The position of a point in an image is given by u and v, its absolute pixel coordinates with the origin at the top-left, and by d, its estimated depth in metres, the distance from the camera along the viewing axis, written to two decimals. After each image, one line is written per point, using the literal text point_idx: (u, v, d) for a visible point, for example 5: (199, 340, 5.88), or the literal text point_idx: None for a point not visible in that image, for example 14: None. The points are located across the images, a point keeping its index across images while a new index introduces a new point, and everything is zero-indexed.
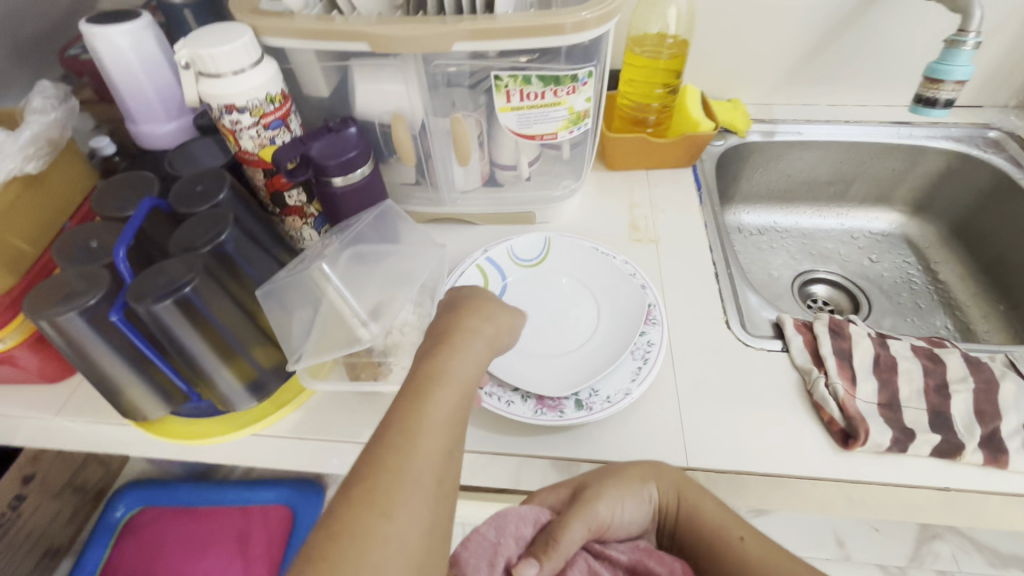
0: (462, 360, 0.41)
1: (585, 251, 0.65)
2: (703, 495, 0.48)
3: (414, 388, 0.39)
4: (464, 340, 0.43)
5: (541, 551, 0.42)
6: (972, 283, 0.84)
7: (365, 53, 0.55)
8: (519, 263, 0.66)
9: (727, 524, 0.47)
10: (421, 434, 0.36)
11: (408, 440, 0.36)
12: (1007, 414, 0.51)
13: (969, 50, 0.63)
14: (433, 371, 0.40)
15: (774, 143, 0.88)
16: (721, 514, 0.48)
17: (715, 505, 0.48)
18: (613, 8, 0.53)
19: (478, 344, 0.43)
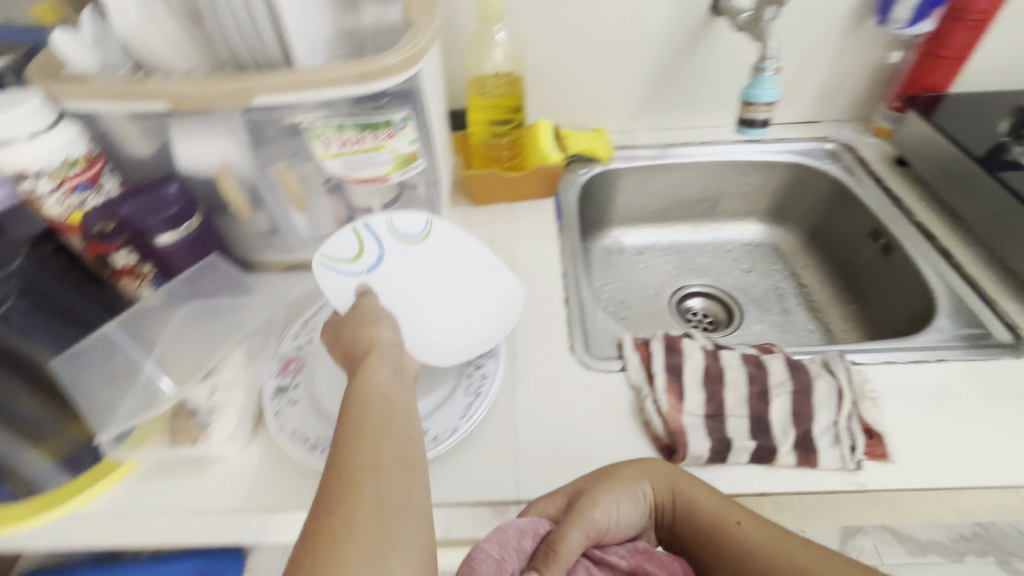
0: (383, 369, 0.43)
1: (468, 240, 0.64)
2: (695, 488, 0.48)
3: (349, 413, 0.40)
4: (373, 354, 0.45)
5: (542, 564, 0.41)
6: (830, 286, 0.89)
7: (175, 112, 0.55)
8: (400, 238, 0.60)
9: (726, 515, 0.47)
10: (361, 455, 0.37)
11: (360, 461, 0.36)
12: (819, 414, 0.53)
13: (770, 75, 0.68)
14: (359, 393, 0.41)
15: (637, 167, 0.92)
16: (718, 505, 0.47)
17: (707, 495, 0.48)
18: (418, 51, 0.56)
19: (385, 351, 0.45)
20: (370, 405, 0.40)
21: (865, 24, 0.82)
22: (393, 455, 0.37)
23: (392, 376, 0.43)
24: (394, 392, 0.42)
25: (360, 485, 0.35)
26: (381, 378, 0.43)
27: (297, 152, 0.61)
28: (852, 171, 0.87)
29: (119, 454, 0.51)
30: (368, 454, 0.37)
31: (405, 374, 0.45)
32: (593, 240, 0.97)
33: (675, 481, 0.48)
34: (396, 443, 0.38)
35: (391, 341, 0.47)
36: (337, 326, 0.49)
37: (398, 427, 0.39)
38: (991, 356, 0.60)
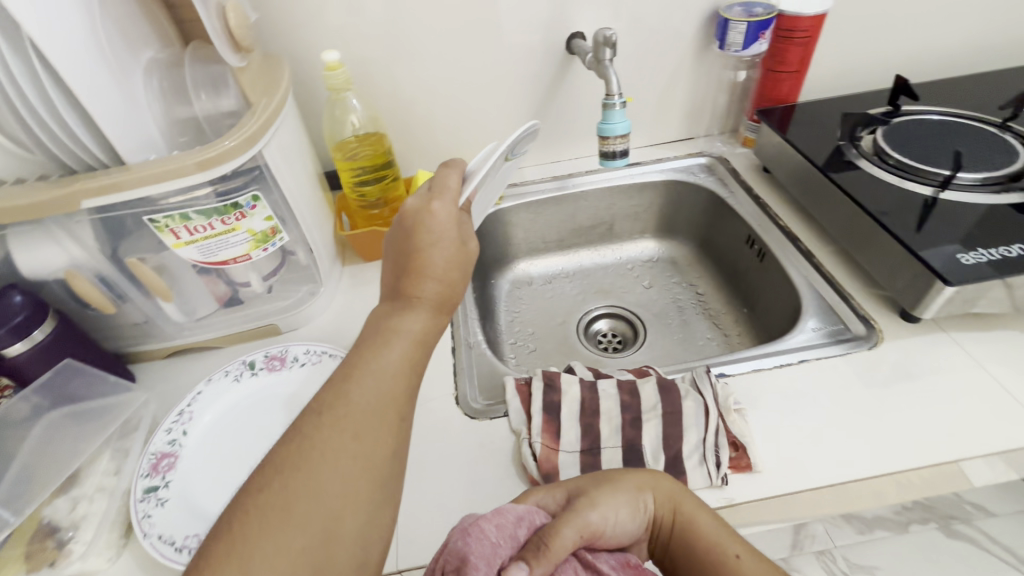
0: (421, 311, 0.45)
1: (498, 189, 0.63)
2: (690, 501, 0.48)
3: (373, 336, 0.43)
4: (393, 335, 0.43)
5: (532, 555, 0.40)
6: (723, 292, 0.93)
7: (8, 225, 0.53)
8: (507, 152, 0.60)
9: (720, 542, 0.46)
10: (366, 387, 0.40)
11: (323, 438, 0.38)
12: (688, 433, 0.55)
13: (619, 109, 0.72)
14: (391, 322, 0.44)
15: (527, 203, 0.94)
16: (716, 534, 0.46)
17: (705, 515, 0.47)
18: (257, 132, 0.57)
19: (415, 340, 0.44)
20: (391, 343, 0.43)
21: (711, 48, 0.87)
22: (395, 395, 0.41)
23: (421, 318, 0.45)
24: (420, 337, 0.44)
25: (355, 405, 0.39)
26: (412, 318, 0.45)
27: (150, 244, 0.60)
28: (725, 183, 0.91)
29: None
30: (372, 384, 0.41)
31: (440, 320, 0.46)
32: (498, 276, 0.99)
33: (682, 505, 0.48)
34: (396, 394, 0.41)
35: (453, 274, 0.48)
36: (401, 227, 0.49)
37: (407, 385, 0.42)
38: (850, 350, 0.63)
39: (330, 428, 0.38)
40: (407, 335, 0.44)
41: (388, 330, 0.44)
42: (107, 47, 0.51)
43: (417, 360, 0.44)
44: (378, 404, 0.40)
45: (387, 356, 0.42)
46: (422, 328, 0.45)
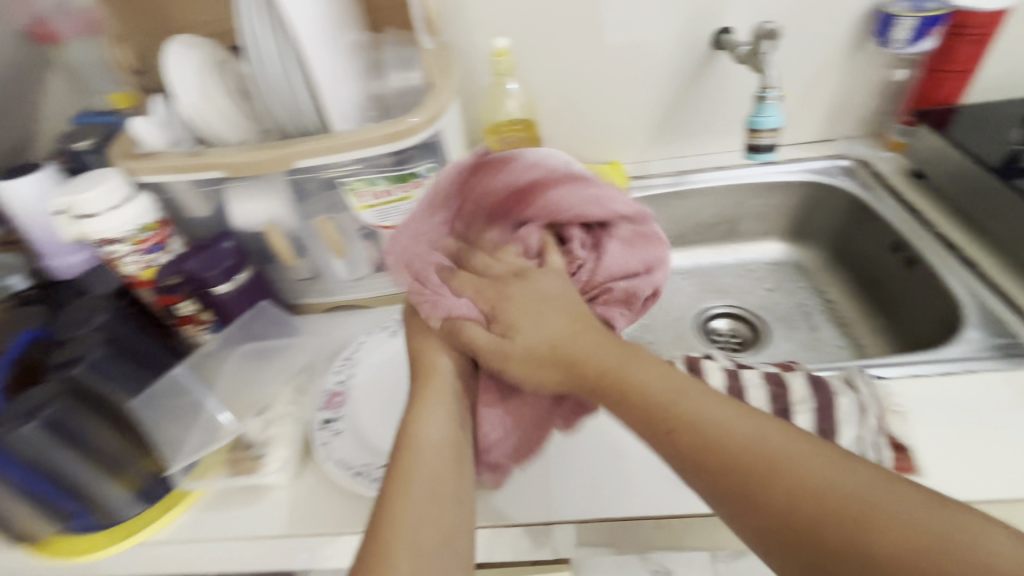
0: (440, 408, 0.50)
1: None
2: (689, 400, 0.41)
3: (403, 440, 0.48)
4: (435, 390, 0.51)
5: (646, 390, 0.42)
6: (858, 300, 0.89)
7: (232, 177, 0.63)
8: None
9: (755, 436, 0.37)
10: (417, 472, 0.45)
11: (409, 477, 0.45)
12: (844, 429, 0.53)
13: (772, 103, 0.72)
14: (413, 420, 0.49)
15: (653, 196, 0.96)
16: (744, 429, 0.38)
17: (714, 405, 0.40)
18: (439, 110, 0.62)
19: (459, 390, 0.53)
20: (423, 447, 0.47)
21: (865, 47, 0.83)
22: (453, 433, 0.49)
23: (446, 420, 0.50)
24: (444, 441, 0.48)
25: (424, 445, 0.47)
26: (434, 422, 0.49)
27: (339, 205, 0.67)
28: (870, 187, 0.87)
29: (188, 484, 0.58)
30: (421, 467, 0.45)
31: (459, 420, 0.50)
32: None
33: (602, 366, 0.45)
34: (446, 480, 0.46)
35: (452, 372, 0.53)
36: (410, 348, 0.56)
37: (452, 469, 0.47)
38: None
39: (399, 495, 0.43)
40: (450, 383, 0.53)
41: (412, 438, 0.47)
42: (330, 25, 0.57)
43: (455, 455, 0.48)
44: (444, 439, 0.48)
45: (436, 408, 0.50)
46: (458, 372, 0.54)
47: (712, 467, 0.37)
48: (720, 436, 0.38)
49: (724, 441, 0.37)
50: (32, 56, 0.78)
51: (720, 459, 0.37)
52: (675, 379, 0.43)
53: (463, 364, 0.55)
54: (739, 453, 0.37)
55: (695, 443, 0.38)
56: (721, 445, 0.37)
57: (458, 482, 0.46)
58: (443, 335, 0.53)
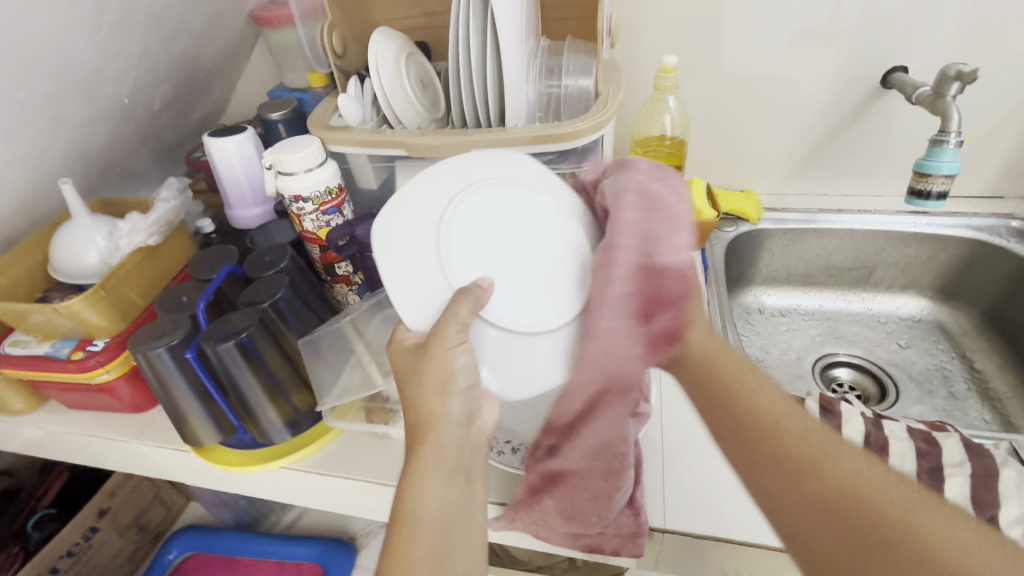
0: (439, 473, 0.44)
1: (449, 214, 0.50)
2: (795, 423, 0.41)
3: (397, 515, 0.43)
4: (444, 446, 0.45)
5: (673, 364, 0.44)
6: (1012, 374, 0.81)
7: (404, 157, 0.68)
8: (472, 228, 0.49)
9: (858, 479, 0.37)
10: (424, 542, 0.41)
11: (404, 557, 0.41)
12: (1008, 503, 0.49)
13: (952, 148, 0.68)
14: (412, 478, 0.44)
15: (787, 229, 0.93)
16: (854, 470, 0.38)
17: (826, 443, 0.40)
18: (606, 118, 0.63)
19: (467, 431, 0.46)
20: (427, 521, 0.42)
21: None
22: (455, 505, 0.44)
23: (451, 484, 0.44)
24: (445, 506, 0.43)
25: (428, 517, 0.42)
26: (434, 485, 0.43)
27: None
28: None
29: (331, 421, 0.64)
30: (427, 540, 0.41)
31: (461, 477, 0.45)
32: (734, 294, 0.97)
33: (724, 374, 0.45)
34: (444, 544, 0.42)
35: (456, 418, 0.46)
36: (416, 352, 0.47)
37: (446, 532, 0.42)
38: None
39: (410, 565, 0.40)
40: (454, 431, 0.46)
41: (408, 514, 0.42)
42: (525, 30, 0.63)
43: (463, 522, 0.43)
44: (448, 502, 0.43)
45: (434, 479, 0.44)
46: (467, 410, 0.46)
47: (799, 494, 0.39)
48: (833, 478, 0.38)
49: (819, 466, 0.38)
50: (252, 36, 0.92)
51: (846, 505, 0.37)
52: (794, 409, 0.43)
53: (468, 410, 0.47)
54: (858, 506, 0.36)
55: (811, 479, 0.38)
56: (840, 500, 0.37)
57: (463, 548, 0.43)
58: (456, 375, 0.46)
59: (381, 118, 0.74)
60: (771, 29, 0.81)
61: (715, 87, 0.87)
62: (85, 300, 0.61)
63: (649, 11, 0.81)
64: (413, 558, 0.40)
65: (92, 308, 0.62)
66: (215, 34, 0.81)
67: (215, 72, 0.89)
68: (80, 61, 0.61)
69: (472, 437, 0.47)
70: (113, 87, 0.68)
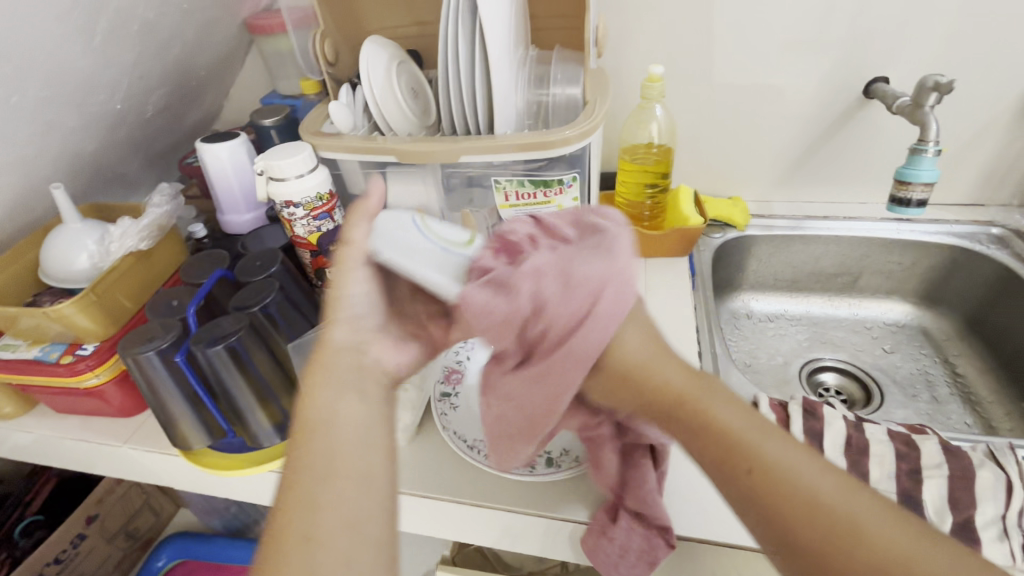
0: (331, 386, 0.43)
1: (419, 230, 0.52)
2: (771, 446, 0.37)
3: (297, 429, 0.41)
4: (342, 362, 0.45)
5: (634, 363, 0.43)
6: (993, 378, 0.82)
7: (394, 163, 0.69)
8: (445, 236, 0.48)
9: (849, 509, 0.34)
10: (315, 452, 0.40)
11: (304, 468, 0.39)
12: (984, 504, 0.50)
13: (931, 157, 0.69)
14: (307, 394, 0.43)
15: (773, 236, 0.94)
16: (844, 501, 0.35)
17: (798, 458, 0.37)
18: (593, 126, 0.64)
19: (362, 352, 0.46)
20: (318, 431, 0.41)
21: None
22: (354, 416, 0.42)
23: (344, 395, 0.43)
24: (344, 414, 0.42)
25: (324, 424, 0.41)
26: (326, 397, 0.42)
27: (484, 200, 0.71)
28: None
29: None
30: (318, 449, 0.40)
31: (358, 390, 0.44)
32: (723, 300, 0.99)
33: (721, 429, 0.38)
34: (345, 450, 0.40)
35: (346, 344, 0.46)
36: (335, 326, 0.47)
37: (348, 444, 0.40)
38: None
39: (303, 479, 0.39)
40: (352, 355, 0.45)
41: (306, 426, 0.41)
42: (514, 40, 0.64)
43: (362, 431, 0.41)
44: (348, 415, 0.42)
45: (334, 395, 0.43)
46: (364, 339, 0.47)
47: (789, 521, 0.35)
48: (814, 513, 0.35)
49: (829, 519, 0.34)
50: (246, 43, 0.93)
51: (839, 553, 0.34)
52: (757, 423, 0.39)
53: (358, 336, 0.47)
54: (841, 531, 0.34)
55: (793, 515, 0.35)
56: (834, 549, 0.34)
57: (363, 455, 0.40)
58: (344, 302, 0.46)
59: (372, 124, 0.75)
60: (756, 40, 0.83)
61: (702, 96, 0.89)
62: (75, 305, 0.61)
63: (637, 22, 0.83)
64: (312, 468, 0.39)
65: (83, 312, 0.63)
66: (209, 41, 0.82)
67: (209, 78, 0.90)
68: (74, 68, 0.61)
69: (373, 364, 0.46)
70: (107, 94, 0.69)
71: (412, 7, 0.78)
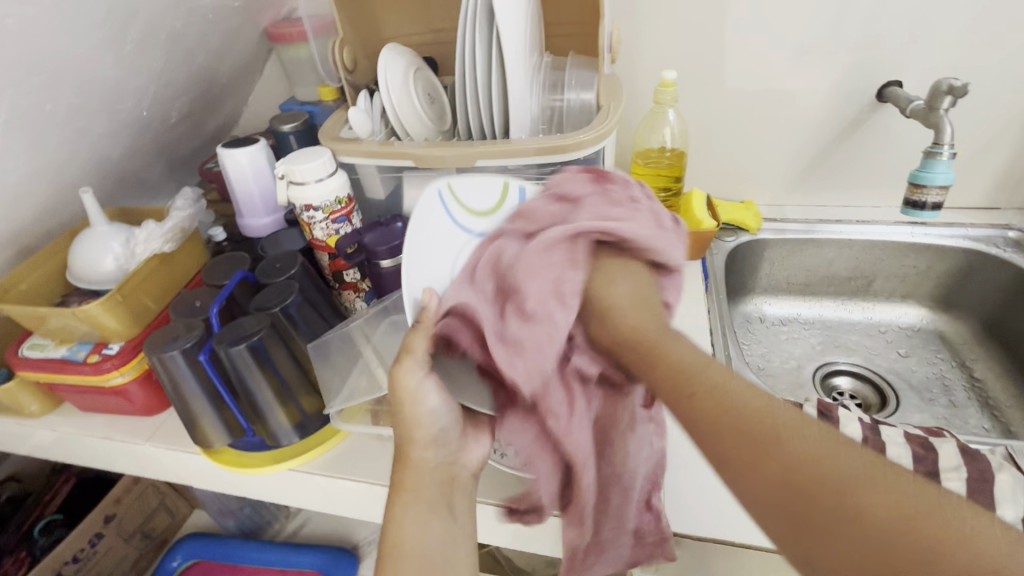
0: (419, 507, 0.49)
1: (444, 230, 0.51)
2: (722, 375, 0.38)
3: (387, 545, 0.47)
4: (423, 479, 0.50)
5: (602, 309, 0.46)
6: (1011, 382, 0.82)
7: (411, 167, 0.70)
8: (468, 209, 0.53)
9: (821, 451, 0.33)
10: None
11: None
12: (1003, 507, 0.50)
13: (946, 159, 0.69)
14: (397, 521, 0.48)
15: (786, 239, 0.95)
16: (823, 443, 0.33)
17: (760, 393, 0.36)
18: (607, 130, 0.65)
19: (443, 469, 0.52)
20: (409, 553, 0.46)
21: None
22: (443, 532, 0.48)
23: (431, 517, 0.49)
24: (432, 531, 0.48)
25: (415, 543, 0.47)
26: (416, 521, 0.48)
27: None
28: None
29: (339, 425, 0.66)
30: (410, 574, 0.45)
31: (442, 509, 0.49)
32: (735, 304, 0.99)
33: (705, 367, 0.38)
34: (436, 568, 0.46)
35: (431, 462, 0.51)
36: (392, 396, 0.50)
37: (436, 558, 0.46)
38: None
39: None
40: (434, 471, 0.51)
41: (396, 545, 0.46)
42: (529, 46, 0.66)
43: (447, 549, 0.47)
44: (436, 532, 0.48)
45: (422, 517, 0.48)
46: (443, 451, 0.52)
47: (740, 452, 0.34)
48: (776, 438, 0.34)
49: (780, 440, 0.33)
50: (265, 51, 0.95)
51: (797, 474, 0.32)
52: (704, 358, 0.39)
53: (445, 454, 0.52)
54: (797, 466, 0.32)
55: (740, 436, 0.35)
56: (772, 455, 0.33)
57: (454, 571, 0.47)
58: (425, 420, 0.51)
59: (389, 130, 0.76)
60: (768, 45, 0.83)
61: (713, 101, 0.89)
62: (102, 305, 0.63)
63: (650, 28, 0.84)
64: None
65: (109, 312, 0.64)
66: (231, 49, 0.84)
67: (229, 85, 0.92)
68: (104, 76, 0.63)
69: (454, 473, 0.52)
70: (134, 100, 0.71)
71: (428, 16, 0.80)
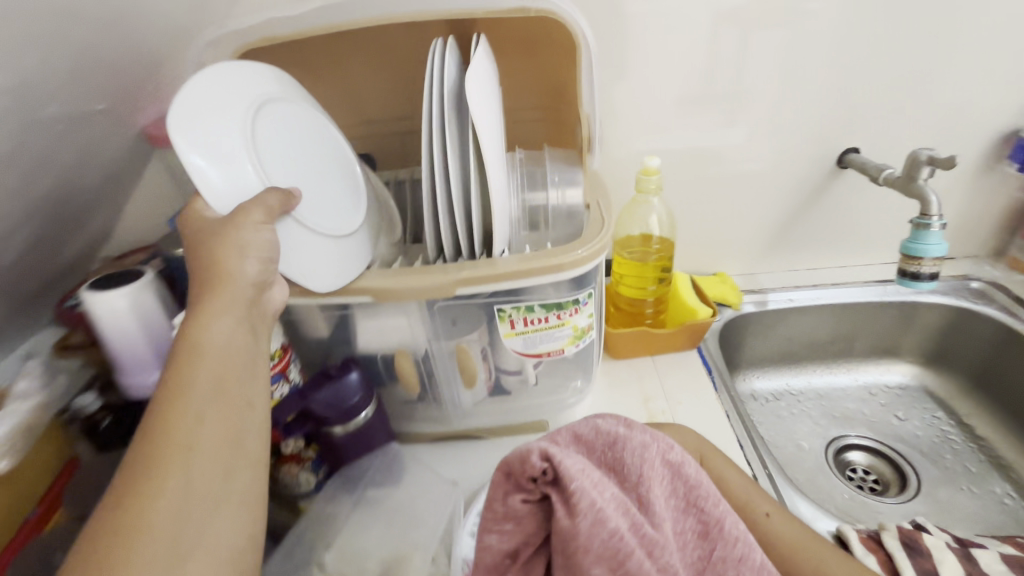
0: (226, 318, 0.44)
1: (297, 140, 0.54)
2: (795, 533, 0.53)
3: (176, 354, 0.42)
4: (235, 305, 0.44)
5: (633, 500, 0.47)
6: (1016, 440, 0.80)
7: (368, 304, 0.54)
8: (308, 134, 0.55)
9: None
10: (185, 428, 0.39)
11: (172, 443, 0.38)
12: None
13: (936, 231, 0.67)
14: (170, 425, 0.39)
15: (768, 312, 0.90)
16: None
17: (816, 545, 0.52)
18: (606, 241, 0.55)
19: (255, 286, 0.45)
20: (204, 358, 0.42)
21: (994, 171, 0.84)
22: (241, 361, 0.43)
23: (236, 326, 0.44)
24: (231, 346, 0.43)
25: (194, 395, 0.40)
26: (221, 326, 0.43)
27: (475, 318, 0.58)
28: (1014, 312, 0.84)
29: None
30: (189, 418, 0.39)
31: (250, 327, 0.45)
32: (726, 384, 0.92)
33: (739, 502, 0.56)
34: (215, 431, 0.40)
35: (251, 280, 0.45)
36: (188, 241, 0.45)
37: (222, 391, 0.41)
38: None
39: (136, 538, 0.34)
40: (247, 283, 0.45)
41: (192, 348, 0.42)
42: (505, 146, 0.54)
43: (243, 357, 0.44)
44: (233, 347, 0.43)
45: (223, 327, 0.43)
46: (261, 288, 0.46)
47: None
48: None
49: None
50: (144, 152, 0.75)
51: None
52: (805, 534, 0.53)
53: (268, 276, 0.46)
54: None
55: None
56: None
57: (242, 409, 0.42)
58: (237, 277, 0.44)
59: None
60: (733, 119, 0.80)
61: (682, 177, 0.84)
62: None
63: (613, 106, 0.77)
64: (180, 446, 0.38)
65: None
66: (95, 160, 0.64)
67: (94, 201, 0.71)
68: None
69: (266, 304, 0.47)
70: None
71: (361, 106, 0.67)
